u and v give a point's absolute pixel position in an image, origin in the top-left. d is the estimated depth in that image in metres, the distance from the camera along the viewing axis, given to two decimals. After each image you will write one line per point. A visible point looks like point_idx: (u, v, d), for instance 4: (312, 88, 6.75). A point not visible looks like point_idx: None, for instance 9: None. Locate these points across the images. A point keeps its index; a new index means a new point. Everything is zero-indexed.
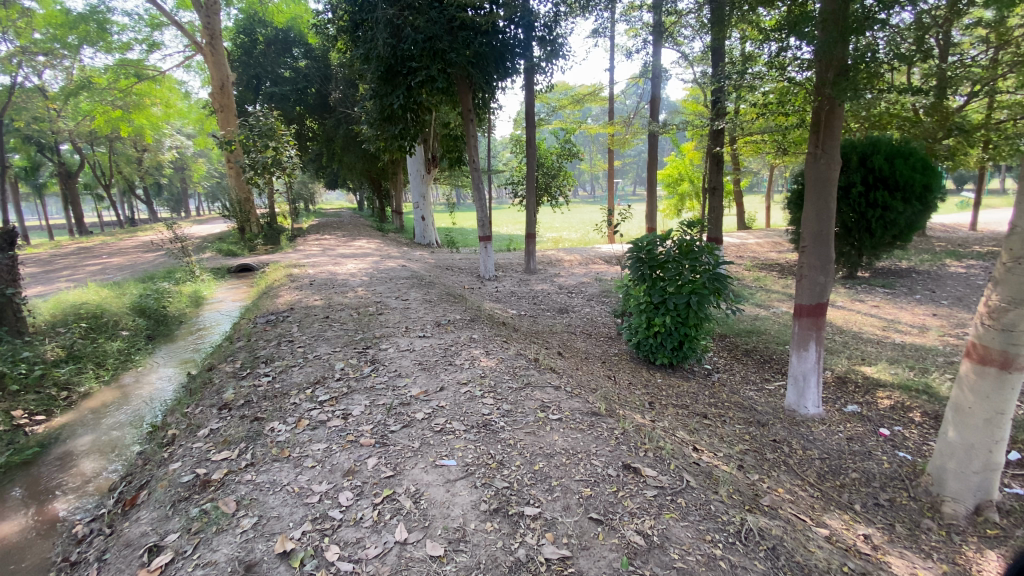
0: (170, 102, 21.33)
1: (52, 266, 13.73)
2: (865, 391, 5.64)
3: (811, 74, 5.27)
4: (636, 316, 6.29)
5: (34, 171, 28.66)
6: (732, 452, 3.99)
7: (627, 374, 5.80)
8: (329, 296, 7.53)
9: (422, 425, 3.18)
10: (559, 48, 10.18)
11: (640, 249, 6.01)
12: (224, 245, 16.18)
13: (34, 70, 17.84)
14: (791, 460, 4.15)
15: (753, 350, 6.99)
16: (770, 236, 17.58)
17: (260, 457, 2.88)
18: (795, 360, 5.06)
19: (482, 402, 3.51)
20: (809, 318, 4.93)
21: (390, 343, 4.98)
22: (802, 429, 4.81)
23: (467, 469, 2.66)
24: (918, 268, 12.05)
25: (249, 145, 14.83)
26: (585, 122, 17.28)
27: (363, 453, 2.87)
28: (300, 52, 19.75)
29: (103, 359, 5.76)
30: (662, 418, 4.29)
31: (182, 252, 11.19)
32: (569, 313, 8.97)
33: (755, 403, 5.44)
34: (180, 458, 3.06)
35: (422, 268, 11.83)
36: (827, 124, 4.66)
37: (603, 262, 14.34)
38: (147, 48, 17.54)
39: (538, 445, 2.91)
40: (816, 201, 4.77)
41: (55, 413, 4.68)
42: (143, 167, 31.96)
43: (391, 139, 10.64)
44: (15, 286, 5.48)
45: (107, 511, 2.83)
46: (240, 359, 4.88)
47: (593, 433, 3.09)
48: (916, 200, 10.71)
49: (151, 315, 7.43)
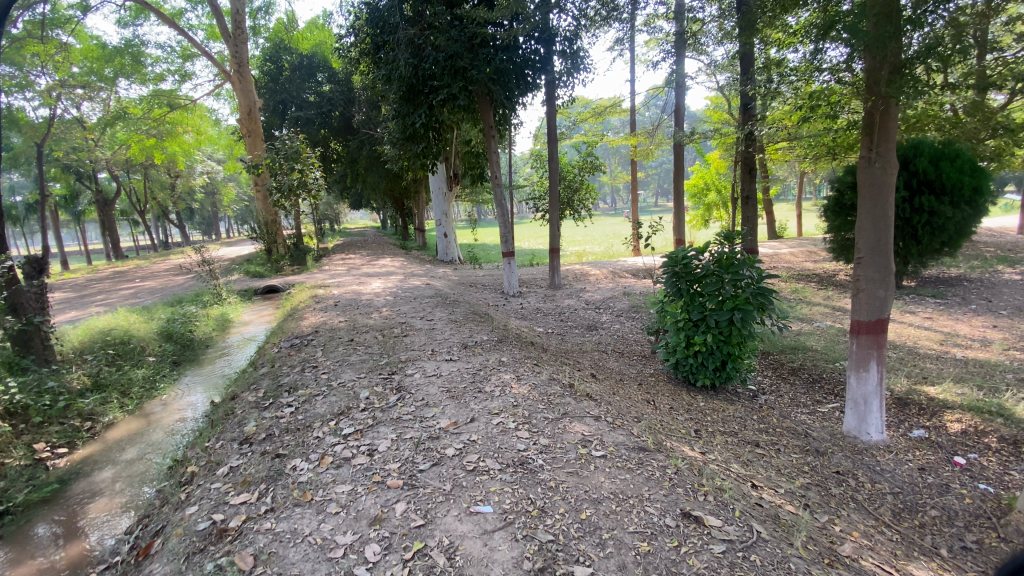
0: (201, 130, 22.01)
1: (87, 291, 14.05)
2: (931, 414, 5.15)
3: (834, 78, 5.05)
4: (674, 334, 5.94)
5: (73, 199, 29.85)
6: (794, 488, 3.63)
7: (668, 398, 5.44)
8: (353, 317, 7.38)
9: (453, 463, 2.92)
10: (580, 61, 10.06)
11: (675, 263, 5.69)
12: (251, 267, 16.36)
13: (74, 103, 18.64)
14: (860, 496, 3.74)
15: (800, 369, 6.56)
16: (805, 246, 16.94)
17: (281, 501, 2.65)
18: (854, 382, 4.65)
19: (517, 435, 3.23)
20: (868, 335, 4.51)
21: (416, 367, 4.77)
22: (867, 458, 4.37)
23: (505, 517, 2.39)
24: (969, 276, 11.34)
25: (275, 168, 15.09)
26: (607, 135, 17.02)
27: (391, 497, 2.61)
28: (323, 77, 20.17)
29: (128, 388, 5.67)
30: (711, 449, 3.93)
31: (210, 275, 11.27)
32: (598, 330, 8.64)
33: (809, 427, 5.02)
34: (197, 501, 2.85)
35: (446, 286, 11.66)
36: (882, 126, 4.32)
37: (631, 276, 13.94)
38: (179, 79, 18.16)
39: (583, 488, 2.62)
40: (872, 208, 4.40)
41: (78, 445, 4.57)
42: (176, 193, 33.01)
43: (413, 157, 10.60)
44: (44, 314, 5.50)
45: (121, 560, 2.64)
46: (263, 387, 4.71)
47: (643, 474, 2.78)
48: (965, 204, 10.11)
49: (178, 339, 7.40)
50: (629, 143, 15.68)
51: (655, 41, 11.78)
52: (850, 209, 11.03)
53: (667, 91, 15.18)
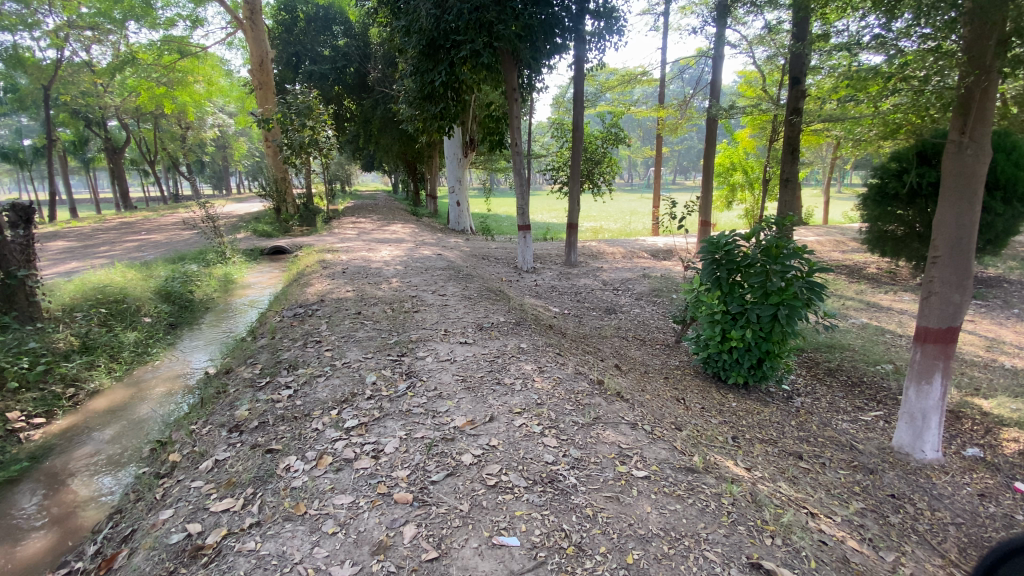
0: (212, 80, 21.28)
1: (92, 241, 13.72)
2: (986, 430, 4.68)
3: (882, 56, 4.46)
4: (707, 327, 5.46)
5: (82, 145, 29.19)
6: (849, 514, 3.22)
7: (697, 396, 5.00)
8: (361, 287, 6.93)
9: (470, 475, 2.50)
10: (614, 23, 9.27)
11: (716, 249, 5.15)
12: (259, 225, 15.88)
13: (83, 46, 18.01)
14: (921, 527, 3.33)
15: (837, 370, 6.09)
16: (832, 234, 16.14)
17: (269, 514, 2.26)
18: (913, 395, 4.17)
19: (544, 443, 2.80)
20: (935, 345, 3.99)
21: (428, 349, 4.34)
22: (922, 480, 3.94)
23: (535, 556, 1.98)
24: (1010, 277, 10.67)
25: (286, 123, 14.43)
26: (633, 107, 16.07)
27: (397, 517, 2.21)
28: (339, 30, 19.22)
29: (118, 351, 5.32)
30: (754, 464, 3.50)
31: (214, 233, 10.81)
32: (617, 314, 8.18)
33: (853, 438, 4.56)
34: (174, 503, 2.48)
35: (458, 257, 11.15)
36: (980, 106, 3.67)
37: (650, 256, 13.37)
38: (190, 25, 17.40)
39: (626, 520, 2.20)
40: (955, 202, 3.81)
41: (57, 415, 4.24)
42: (186, 144, 32.33)
43: (430, 119, 9.91)
44: (30, 268, 5.09)
45: (82, 568, 2.29)
46: (261, 362, 4.32)
47: (694, 504, 2.35)
48: (1018, 201, 9.37)
49: (177, 300, 7.05)
50: (656, 115, 14.81)
51: (693, 8, 10.95)
52: (892, 199, 10.26)
53: (698, 63, 14.26)
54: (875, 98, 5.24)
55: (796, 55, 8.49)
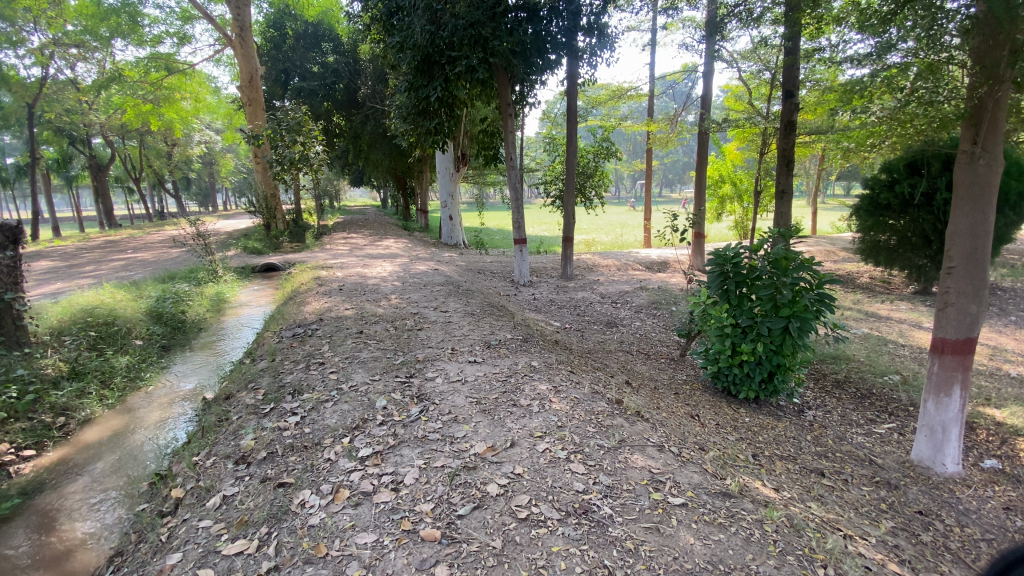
0: (200, 97, 21.08)
1: (77, 260, 13.38)
2: (1002, 441, 4.64)
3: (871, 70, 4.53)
4: (716, 341, 5.36)
5: (65, 163, 28.70)
6: (882, 534, 3.13)
7: (711, 413, 4.90)
8: (360, 305, 6.76)
9: (499, 507, 2.36)
10: (606, 39, 9.33)
11: (724, 262, 5.09)
12: (249, 242, 15.64)
13: (68, 63, 17.75)
14: (953, 545, 3.23)
15: (845, 382, 6.03)
16: (823, 244, 16.29)
17: (288, 557, 2.12)
18: (932, 408, 4.11)
19: (571, 470, 2.66)
20: (954, 356, 3.94)
21: (436, 369, 4.20)
22: (945, 495, 3.87)
23: None
24: (1002, 284, 10.79)
25: (276, 139, 14.28)
26: (624, 121, 16.18)
27: (427, 556, 2.07)
28: (329, 47, 19.08)
29: (110, 377, 5.11)
30: (781, 483, 3.40)
31: (204, 250, 10.56)
32: (619, 327, 8.10)
33: (871, 452, 4.49)
34: (182, 546, 2.32)
35: (454, 272, 11.02)
36: (993, 117, 3.64)
37: (644, 268, 13.37)
38: (178, 42, 17.25)
39: (669, 553, 2.08)
40: (970, 212, 3.79)
41: (47, 446, 4.01)
42: (172, 162, 31.93)
43: (424, 134, 9.78)
44: (17, 290, 4.84)
45: None
46: (263, 387, 4.14)
47: (738, 533, 2.23)
48: (1008, 209, 9.51)
49: (169, 321, 6.82)
50: (647, 129, 14.90)
51: (682, 23, 11.05)
52: (884, 209, 10.34)
53: (685, 78, 14.40)
54: (864, 110, 5.29)
55: (789, 68, 8.53)
